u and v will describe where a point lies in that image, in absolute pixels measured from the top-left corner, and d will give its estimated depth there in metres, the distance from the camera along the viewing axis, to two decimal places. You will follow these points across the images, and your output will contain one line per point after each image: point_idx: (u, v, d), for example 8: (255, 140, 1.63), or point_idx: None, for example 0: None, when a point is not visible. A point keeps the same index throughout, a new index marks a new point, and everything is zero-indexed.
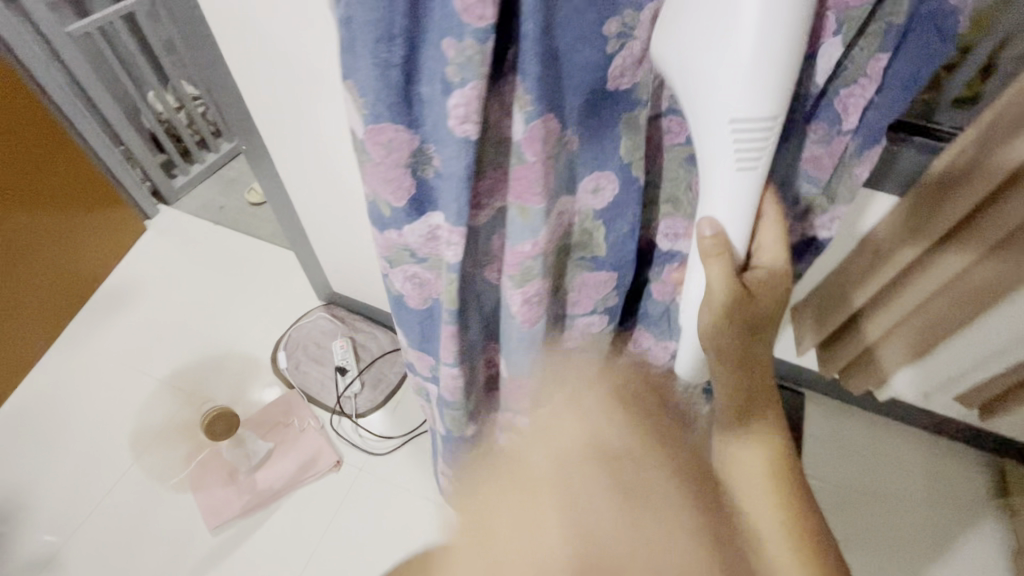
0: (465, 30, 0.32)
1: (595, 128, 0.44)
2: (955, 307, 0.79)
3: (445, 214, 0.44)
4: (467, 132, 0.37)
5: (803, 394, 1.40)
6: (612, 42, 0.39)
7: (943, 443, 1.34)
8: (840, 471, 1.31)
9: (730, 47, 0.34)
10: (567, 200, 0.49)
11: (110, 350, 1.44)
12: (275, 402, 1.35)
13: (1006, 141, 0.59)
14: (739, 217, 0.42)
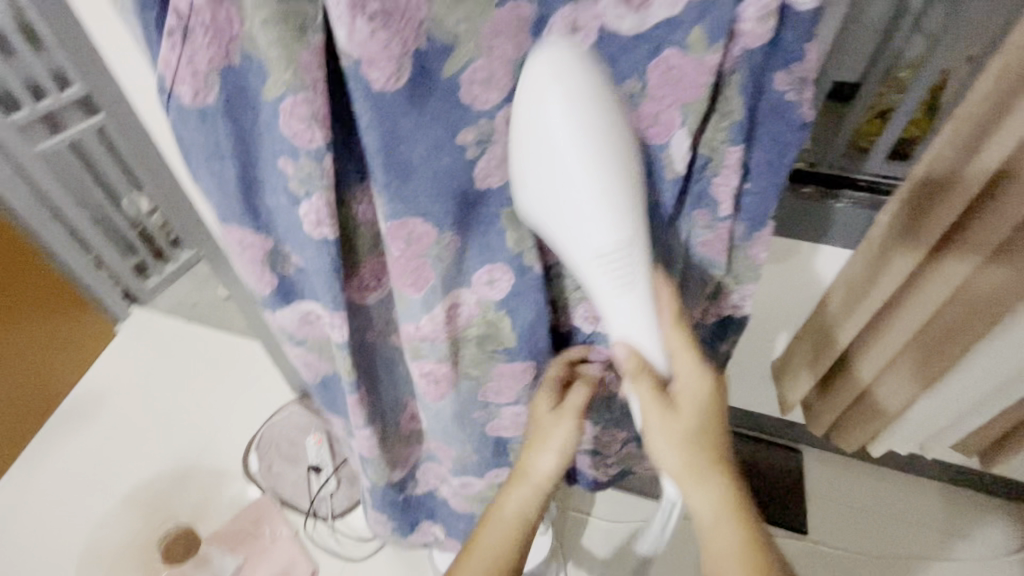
0: (299, 151, 0.33)
1: (476, 225, 0.42)
2: (960, 318, 0.80)
3: (320, 304, 0.43)
4: (324, 236, 0.37)
5: (801, 451, 1.32)
6: (470, 150, 0.37)
7: (956, 492, 1.27)
8: (854, 532, 1.23)
9: (573, 196, 0.36)
10: (468, 291, 0.46)
11: (68, 469, 1.34)
12: (246, 510, 1.25)
13: (984, 143, 0.62)
14: (644, 333, 0.43)
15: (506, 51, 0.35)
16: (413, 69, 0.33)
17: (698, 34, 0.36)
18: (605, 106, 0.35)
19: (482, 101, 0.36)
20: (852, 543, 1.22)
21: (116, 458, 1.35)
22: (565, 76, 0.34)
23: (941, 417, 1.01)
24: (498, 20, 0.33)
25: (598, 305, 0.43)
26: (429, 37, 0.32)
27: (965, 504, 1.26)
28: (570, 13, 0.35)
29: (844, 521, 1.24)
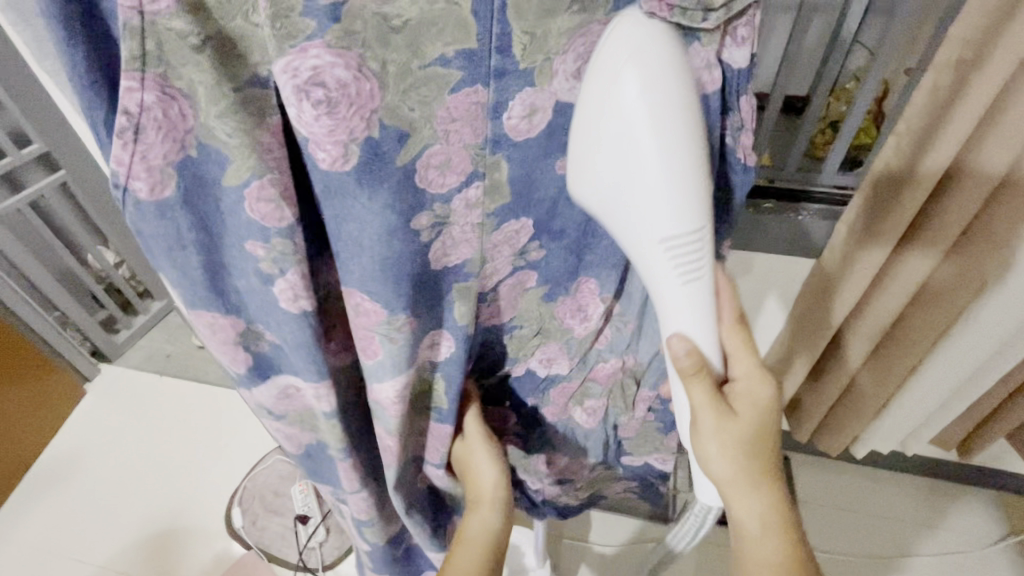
0: (271, 232, 0.34)
1: (429, 304, 0.43)
2: (928, 308, 0.85)
3: (296, 374, 0.43)
4: (303, 307, 0.38)
5: (788, 457, 1.34)
6: (425, 232, 0.38)
7: (939, 484, 1.31)
8: (848, 533, 1.24)
9: (643, 179, 0.34)
10: (390, 384, 0.45)
11: (39, 540, 1.27)
12: (230, 568, 1.20)
13: (932, 142, 0.67)
14: (703, 326, 0.43)
15: (462, 135, 0.36)
16: (366, 156, 0.33)
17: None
18: (682, 78, 0.33)
19: (437, 183, 0.37)
20: (846, 542, 1.23)
21: (91, 524, 1.29)
22: (642, 50, 0.32)
23: (915, 416, 1.04)
24: (451, 104, 0.34)
25: (659, 299, 0.42)
26: (381, 127, 0.32)
27: (948, 495, 1.29)
28: (529, 95, 0.36)
29: (837, 523, 1.26)
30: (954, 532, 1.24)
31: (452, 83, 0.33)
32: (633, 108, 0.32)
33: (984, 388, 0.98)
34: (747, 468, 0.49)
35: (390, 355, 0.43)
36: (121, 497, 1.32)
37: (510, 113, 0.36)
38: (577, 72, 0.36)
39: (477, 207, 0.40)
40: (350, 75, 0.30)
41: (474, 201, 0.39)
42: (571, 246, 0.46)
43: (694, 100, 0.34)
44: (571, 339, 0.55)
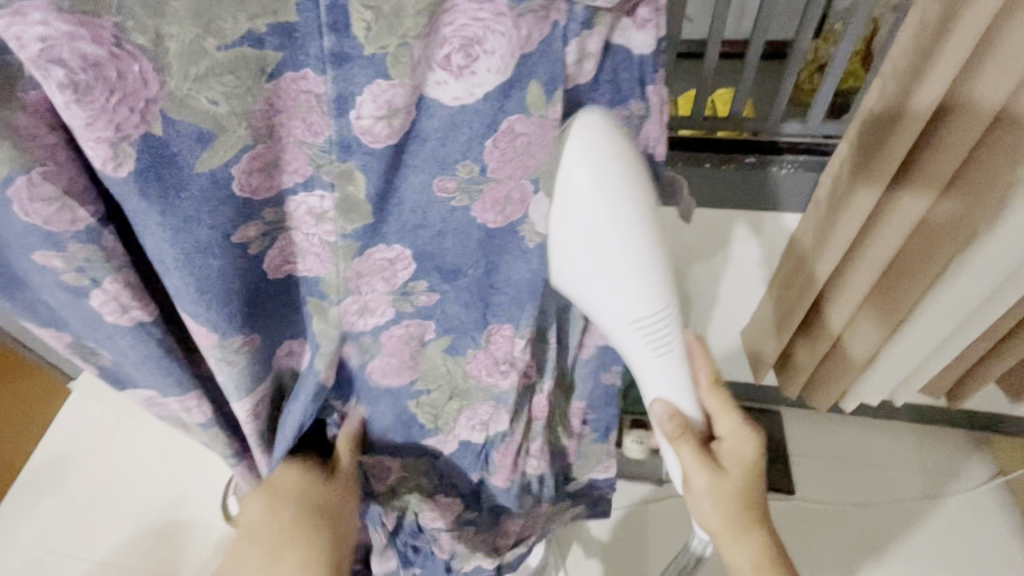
0: (63, 237, 0.32)
1: (271, 320, 0.42)
2: (927, 250, 0.80)
3: (149, 385, 0.42)
4: (134, 318, 0.37)
5: (778, 412, 1.33)
6: (254, 244, 0.37)
7: (930, 429, 1.31)
8: (837, 483, 1.25)
9: (610, 279, 0.37)
10: (247, 400, 0.45)
11: (37, 541, 1.26)
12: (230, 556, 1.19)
13: (927, 70, 0.62)
14: (682, 393, 0.45)
15: (294, 130, 0.33)
16: (148, 155, 0.30)
17: (535, 93, 0.34)
18: (632, 185, 0.35)
19: (266, 187, 0.35)
20: (837, 493, 1.24)
21: (86, 523, 1.27)
22: (596, 163, 0.34)
23: (905, 366, 1.03)
24: (273, 92, 0.31)
25: (634, 366, 0.44)
26: (166, 118, 0.29)
27: (939, 439, 1.30)
28: (383, 90, 0.31)
29: (826, 475, 1.26)
30: (944, 477, 1.25)
31: (269, 66, 0.30)
32: (596, 217, 0.34)
33: (971, 338, 0.96)
34: (745, 528, 0.49)
35: (230, 375, 0.42)
36: (115, 494, 1.30)
37: (358, 112, 0.32)
38: (449, 60, 0.32)
39: (328, 221, 0.37)
40: (101, 50, 0.27)
41: (321, 210, 0.37)
42: (470, 289, 0.44)
43: (647, 203, 0.36)
44: (499, 391, 0.53)
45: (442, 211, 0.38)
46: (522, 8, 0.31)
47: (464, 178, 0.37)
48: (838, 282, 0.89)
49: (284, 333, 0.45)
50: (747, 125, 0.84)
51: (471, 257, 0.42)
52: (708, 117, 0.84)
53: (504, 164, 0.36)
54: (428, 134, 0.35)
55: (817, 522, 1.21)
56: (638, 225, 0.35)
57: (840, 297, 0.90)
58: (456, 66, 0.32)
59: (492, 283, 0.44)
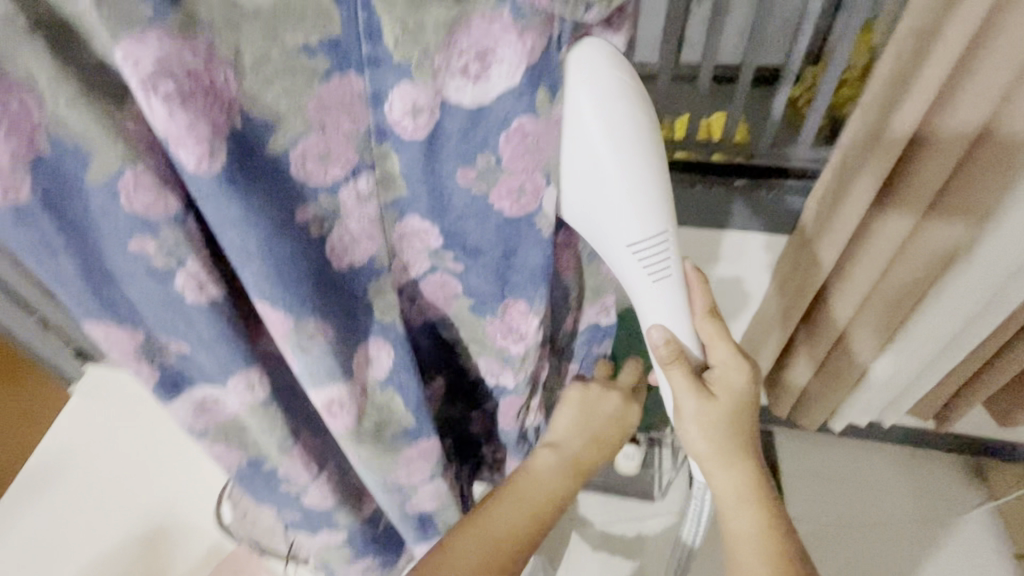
0: (158, 224, 0.33)
1: (342, 309, 0.41)
2: (913, 270, 0.80)
3: (214, 380, 0.42)
4: (212, 295, 0.37)
5: (772, 433, 1.35)
6: (314, 226, 0.36)
7: (924, 452, 1.31)
8: (828, 505, 1.26)
9: (610, 200, 0.39)
10: (330, 389, 0.43)
11: (35, 537, 1.26)
12: (223, 563, 1.21)
13: (901, 100, 0.63)
14: (678, 318, 0.48)
15: (341, 125, 0.33)
16: (236, 147, 0.31)
17: (543, 96, 0.34)
18: (635, 106, 0.37)
19: (320, 175, 0.34)
20: (828, 515, 1.25)
21: (84, 522, 1.28)
22: (600, 85, 0.36)
23: (890, 388, 1.04)
24: (324, 94, 0.31)
25: (632, 295, 0.47)
26: (246, 116, 0.30)
27: (933, 464, 1.30)
28: (408, 91, 0.33)
29: (818, 496, 1.27)
30: (935, 502, 1.26)
31: (321, 73, 0.31)
32: (598, 139, 0.37)
33: (955, 360, 0.98)
34: (742, 498, 0.51)
35: (309, 366, 0.41)
36: (113, 496, 1.30)
37: (391, 107, 0.33)
38: (466, 69, 0.33)
39: (372, 200, 0.37)
40: (201, 61, 0.28)
41: (366, 194, 0.37)
42: (491, 266, 0.44)
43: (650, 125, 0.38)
44: (509, 356, 0.51)
45: (465, 198, 0.39)
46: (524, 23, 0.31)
47: (483, 167, 0.37)
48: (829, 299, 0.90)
49: (361, 328, 0.44)
50: (742, 148, 0.89)
51: (491, 240, 0.42)
52: (703, 138, 0.90)
53: (517, 157, 0.37)
54: (449, 134, 0.36)
55: (809, 544, 1.21)
56: (640, 148, 0.37)
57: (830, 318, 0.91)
58: (473, 73, 0.33)
59: (510, 263, 0.44)
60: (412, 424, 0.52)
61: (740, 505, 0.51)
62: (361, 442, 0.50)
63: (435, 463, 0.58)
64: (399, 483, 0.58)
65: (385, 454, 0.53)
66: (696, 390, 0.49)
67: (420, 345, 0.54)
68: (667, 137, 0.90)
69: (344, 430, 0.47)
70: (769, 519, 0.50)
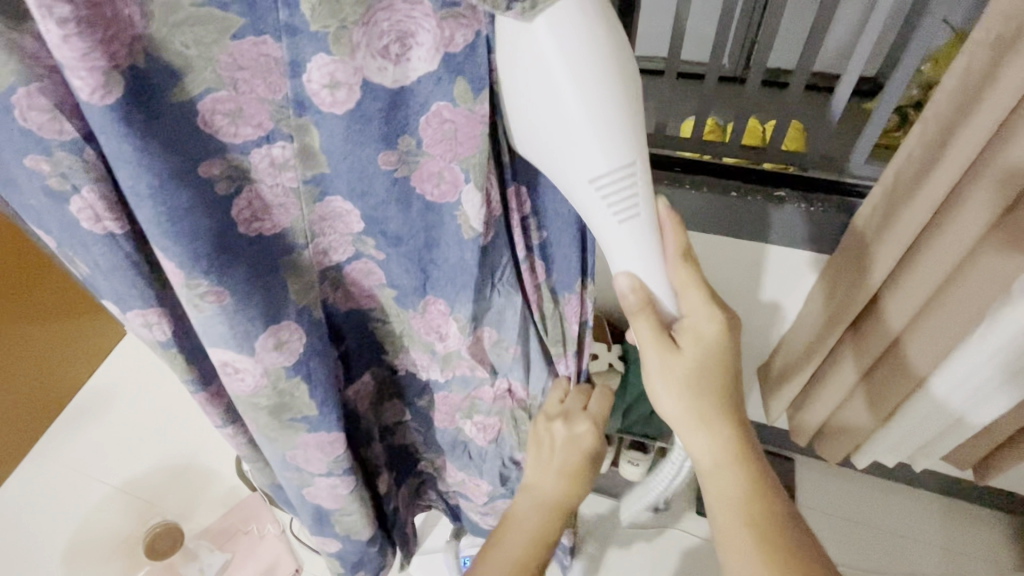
0: (51, 145, 0.32)
1: (247, 279, 0.40)
2: (964, 313, 0.71)
3: (114, 304, 0.41)
4: (107, 229, 0.36)
5: (794, 460, 1.27)
6: (221, 183, 0.37)
7: (960, 506, 1.22)
8: (845, 546, 1.18)
9: (567, 126, 0.34)
10: (226, 350, 0.43)
11: (67, 457, 1.30)
12: (234, 509, 1.22)
13: (967, 117, 0.55)
14: (650, 265, 0.43)
15: (255, 88, 0.34)
16: (133, 86, 0.31)
17: (462, 86, 0.34)
18: (591, 17, 0.32)
19: (230, 133, 0.35)
20: (844, 557, 1.17)
21: (116, 448, 1.31)
22: (552, 0, 0.31)
23: (922, 430, 0.95)
24: (236, 52, 0.32)
25: (600, 240, 0.42)
26: (149, 57, 0.31)
27: (969, 521, 1.20)
28: (325, 63, 0.32)
29: (836, 537, 1.19)
30: (966, 561, 1.16)
31: (234, 27, 0.31)
32: (550, 57, 0.32)
33: (998, 413, 0.87)
34: (721, 463, 0.51)
35: (204, 325, 0.41)
36: (145, 428, 1.34)
37: (310, 77, 0.33)
38: (386, 50, 0.33)
39: (289, 169, 0.38)
40: None
41: (283, 160, 0.37)
42: (412, 256, 0.44)
43: (615, 40, 0.33)
44: (435, 350, 0.53)
45: (386, 182, 0.39)
46: (444, 13, 0.32)
47: (404, 151, 0.37)
48: (878, 303, 0.78)
49: (281, 305, 0.43)
50: (793, 158, 0.81)
51: (412, 228, 0.42)
52: (748, 144, 0.83)
53: (437, 142, 0.37)
54: (370, 114, 0.35)
55: None
56: (601, 67, 0.33)
57: (857, 352, 0.84)
58: (394, 55, 0.33)
59: (431, 256, 0.44)
60: (314, 414, 0.50)
61: (721, 466, 0.51)
62: (258, 413, 0.48)
63: (336, 461, 0.55)
64: (298, 466, 0.55)
65: (285, 430, 0.50)
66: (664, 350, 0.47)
67: (344, 336, 0.54)
68: (707, 140, 0.83)
69: (241, 394, 0.46)
70: (751, 480, 0.51)
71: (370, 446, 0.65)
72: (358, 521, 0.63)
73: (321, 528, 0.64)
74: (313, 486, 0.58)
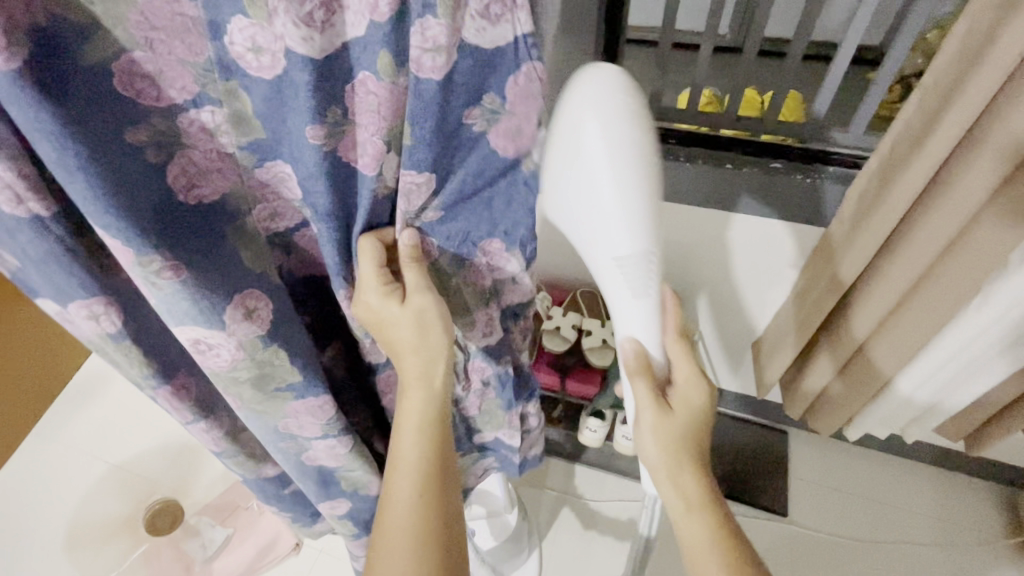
0: None
1: (195, 250, 0.39)
2: (956, 291, 0.70)
3: (54, 300, 0.39)
4: (31, 211, 0.34)
5: (786, 432, 1.28)
6: (150, 151, 0.36)
7: (949, 475, 1.23)
8: (834, 517, 1.19)
9: (601, 206, 0.39)
10: (194, 326, 0.41)
11: (64, 442, 1.30)
12: (233, 486, 1.23)
13: (963, 83, 0.53)
14: (653, 337, 0.47)
15: (173, 49, 0.34)
16: (36, 49, 0.29)
17: (385, 61, 0.35)
18: (639, 123, 0.38)
19: (152, 96, 0.35)
20: (833, 528, 1.18)
21: (112, 432, 1.32)
22: (606, 104, 0.37)
23: (911, 404, 0.95)
24: (147, 10, 0.32)
25: (613, 306, 0.47)
26: (53, 18, 0.29)
27: (958, 490, 1.21)
28: (245, 26, 0.33)
29: (824, 508, 1.20)
30: (957, 529, 1.17)
31: None
32: (597, 150, 0.37)
33: (987, 385, 0.87)
34: (688, 504, 0.51)
35: (165, 304, 0.39)
36: (142, 414, 1.34)
37: (232, 40, 0.34)
38: (310, 17, 0.32)
39: (223, 135, 0.38)
40: None
41: (215, 126, 0.38)
42: None
43: (656, 148, 0.39)
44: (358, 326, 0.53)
45: (315, 159, 0.38)
46: None
47: (331, 123, 0.37)
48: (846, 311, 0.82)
49: (237, 275, 0.42)
50: (793, 130, 0.79)
51: None
52: (745, 116, 0.80)
53: (366, 111, 0.37)
54: (297, 85, 0.35)
55: (806, 553, 1.16)
56: (640, 164, 0.38)
57: (846, 330, 0.83)
58: (320, 22, 0.33)
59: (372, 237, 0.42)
60: (298, 380, 0.50)
61: (687, 508, 0.51)
62: (241, 389, 0.47)
63: (331, 423, 0.55)
64: (292, 434, 0.55)
65: (270, 402, 0.50)
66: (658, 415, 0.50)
67: (306, 303, 0.54)
68: (704, 112, 0.80)
69: (218, 371, 0.45)
70: (721, 530, 0.50)
71: (356, 412, 0.65)
72: (360, 480, 0.64)
73: (328, 490, 0.64)
74: (310, 450, 0.57)
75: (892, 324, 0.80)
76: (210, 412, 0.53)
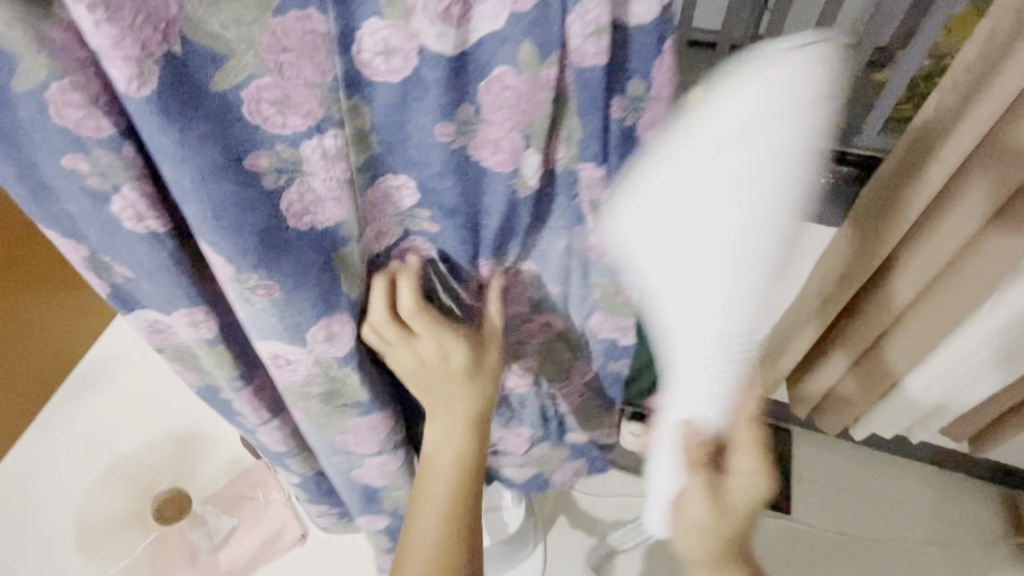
0: (90, 144, 0.31)
1: (298, 270, 0.38)
2: (965, 296, 0.70)
3: (158, 308, 0.41)
4: (150, 228, 0.35)
5: (792, 431, 1.28)
6: (269, 177, 0.34)
7: (950, 476, 1.24)
8: (836, 516, 1.20)
9: (704, 256, 0.36)
10: (277, 342, 0.42)
11: (70, 432, 1.30)
12: (237, 477, 1.23)
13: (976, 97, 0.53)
14: (713, 401, 0.45)
15: (302, 71, 0.31)
16: (171, 77, 0.28)
17: (529, 52, 0.34)
18: (806, 162, 0.33)
19: (278, 123, 0.32)
20: (837, 527, 1.19)
21: (119, 422, 1.32)
22: (770, 132, 0.32)
23: (917, 407, 0.95)
24: (280, 30, 0.29)
25: (677, 364, 0.44)
26: (187, 44, 0.28)
27: (958, 490, 1.22)
28: (378, 28, 0.31)
29: (827, 508, 1.21)
30: (957, 530, 1.18)
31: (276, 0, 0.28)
32: (725, 192, 0.34)
33: (986, 392, 0.88)
34: (718, 569, 0.52)
35: (256, 318, 0.40)
36: (148, 403, 1.34)
37: (362, 45, 0.32)
38: (447, 13, 0.31)
39: (343, 160, 0.35)
40: None
41: (336, 150, 0.35)
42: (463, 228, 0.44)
43: (805, 192, 0.35)
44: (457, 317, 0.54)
45: (443, 154, 0.38)
46: None
47: (462, 121, 0.37)
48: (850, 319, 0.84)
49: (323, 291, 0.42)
50: None
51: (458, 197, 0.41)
52: None
53: (496, 108, 0.37)
54: (427, 85, 0.34)
55: (810, 552, 1.16)
56: (776, 214, 0.34)
57: (851, 330, 0.85)
58: (456, 17, 0.32)
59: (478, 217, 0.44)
60: (363, 398, 0.51)
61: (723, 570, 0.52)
62: (309, 401, 0.49)
63: (386, 438, 0.57)
64: (348, 448, 0.56)
65: (333, 415, 0.51)
66: (707, 492, 0.49)
67: None
68: None
69: (292, 385, 0.47)
70: None
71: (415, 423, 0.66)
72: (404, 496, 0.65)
73: (368, 505, 0.66)
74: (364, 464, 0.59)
75: (901, 329, 0.80)
76: (278, 414, 0.55)
